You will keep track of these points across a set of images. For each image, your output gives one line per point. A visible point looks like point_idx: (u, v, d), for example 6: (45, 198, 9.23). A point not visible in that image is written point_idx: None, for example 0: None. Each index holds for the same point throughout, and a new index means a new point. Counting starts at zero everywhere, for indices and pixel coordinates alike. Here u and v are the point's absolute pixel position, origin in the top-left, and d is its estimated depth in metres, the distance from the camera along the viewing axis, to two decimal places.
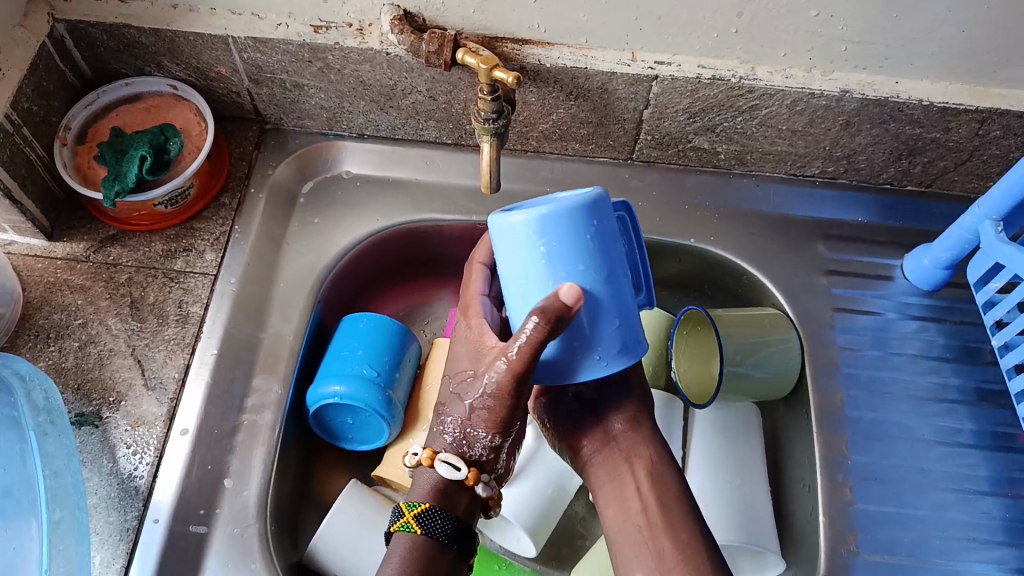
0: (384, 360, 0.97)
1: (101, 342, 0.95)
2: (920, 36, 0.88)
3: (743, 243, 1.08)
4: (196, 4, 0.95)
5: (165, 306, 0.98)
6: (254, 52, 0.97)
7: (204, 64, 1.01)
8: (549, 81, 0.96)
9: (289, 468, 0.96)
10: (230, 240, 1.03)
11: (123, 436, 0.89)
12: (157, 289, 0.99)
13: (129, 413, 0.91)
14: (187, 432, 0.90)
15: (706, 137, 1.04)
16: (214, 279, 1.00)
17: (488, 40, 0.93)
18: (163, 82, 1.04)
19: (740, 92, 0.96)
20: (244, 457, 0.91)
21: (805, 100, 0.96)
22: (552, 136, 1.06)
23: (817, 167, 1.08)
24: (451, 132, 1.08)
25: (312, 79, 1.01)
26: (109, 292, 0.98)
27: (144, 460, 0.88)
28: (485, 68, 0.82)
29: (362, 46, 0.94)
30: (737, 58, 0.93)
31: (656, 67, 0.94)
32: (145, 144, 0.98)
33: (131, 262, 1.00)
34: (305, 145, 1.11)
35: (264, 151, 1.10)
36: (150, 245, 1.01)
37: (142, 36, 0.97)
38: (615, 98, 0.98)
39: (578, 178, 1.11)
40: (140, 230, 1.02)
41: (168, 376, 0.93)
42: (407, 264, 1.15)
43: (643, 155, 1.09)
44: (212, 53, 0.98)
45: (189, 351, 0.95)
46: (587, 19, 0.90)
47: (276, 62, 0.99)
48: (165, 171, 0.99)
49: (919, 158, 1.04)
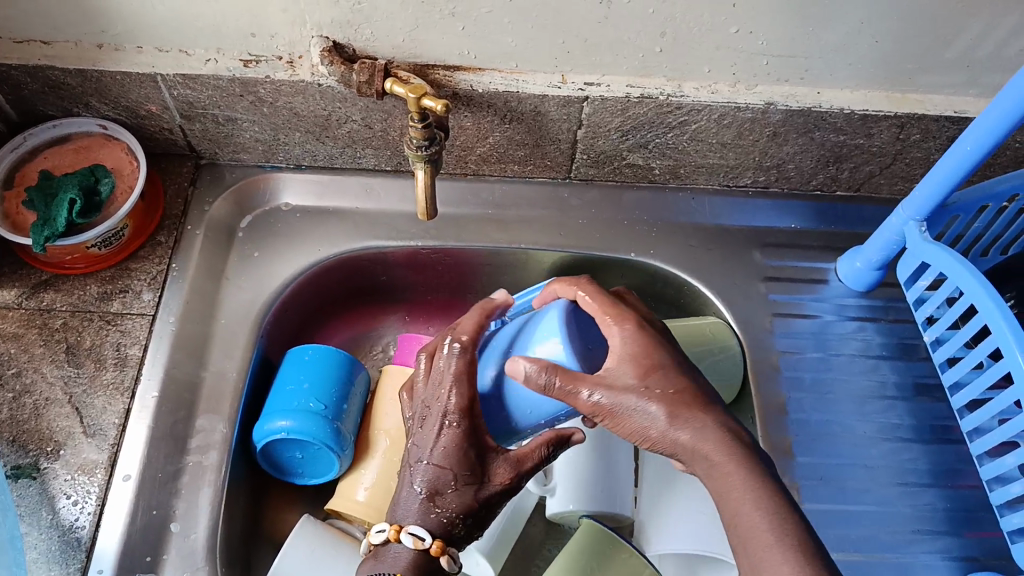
0: (331, 392, 0.96)
1: (36, 390, 0.93)
2: (836, 47, 0.91)
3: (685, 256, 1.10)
4: (122, 42, 0.93)
5: (102, 349, 0.95)
6: (184, 88, 0.97)
7: (133, 103, 1.00)
8: (482, 106, 0.97)
9: (238, 508, 0.94)
10: (168, 278, 1.01)
11: (63, 486, 0.87)
12: (94, 333, 0.96)
13: (68, 463, 0.88)
14: (129, 477, 0.88)
15: (640, 153, 1.06)
16: (152, 320, 0.98)
17: (419, 68, 0.94)
18: (91, 121, 1.02)
19: (668, 109, 0.98)
20: (189, 500, 0.89)
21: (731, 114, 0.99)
22: (489, 159, 1.07)
23: (750, 177, 1.10)
24: (390, 159, 1.08)
25: (244, 112, 1.01)
26: (43, 339, 0.96)
27: (86, 509, 0.86)
28: (414, 97, 0.84)
29: (293, 78, 0.94)
30: (661, 77, 0.96)
31: (586, 88, 0.96)
32: (74, 187, 0.96)
33: (65, 307, 0.98)
34: (244, 178, 1.10)
35: (200, 185, 1.09)
36: (85, 288, 0.99)
37: (68, 77, 0.96)
38: (549, 119, 1.00)
39: (519, 199, 1.12)
40: (75, 273, 1.00)
41: (108, 422, 0.91)
42: (350, 292, 1.15)
43: (580, 173, 1.10)
44: (141, 91, 0.98)
45: (127, 394, 0.93)
46: (516, 43, 0.91)
47: (206, 97, 0.98)
48: (96, 213, 0.98)
49: (845, 164, 1.07)
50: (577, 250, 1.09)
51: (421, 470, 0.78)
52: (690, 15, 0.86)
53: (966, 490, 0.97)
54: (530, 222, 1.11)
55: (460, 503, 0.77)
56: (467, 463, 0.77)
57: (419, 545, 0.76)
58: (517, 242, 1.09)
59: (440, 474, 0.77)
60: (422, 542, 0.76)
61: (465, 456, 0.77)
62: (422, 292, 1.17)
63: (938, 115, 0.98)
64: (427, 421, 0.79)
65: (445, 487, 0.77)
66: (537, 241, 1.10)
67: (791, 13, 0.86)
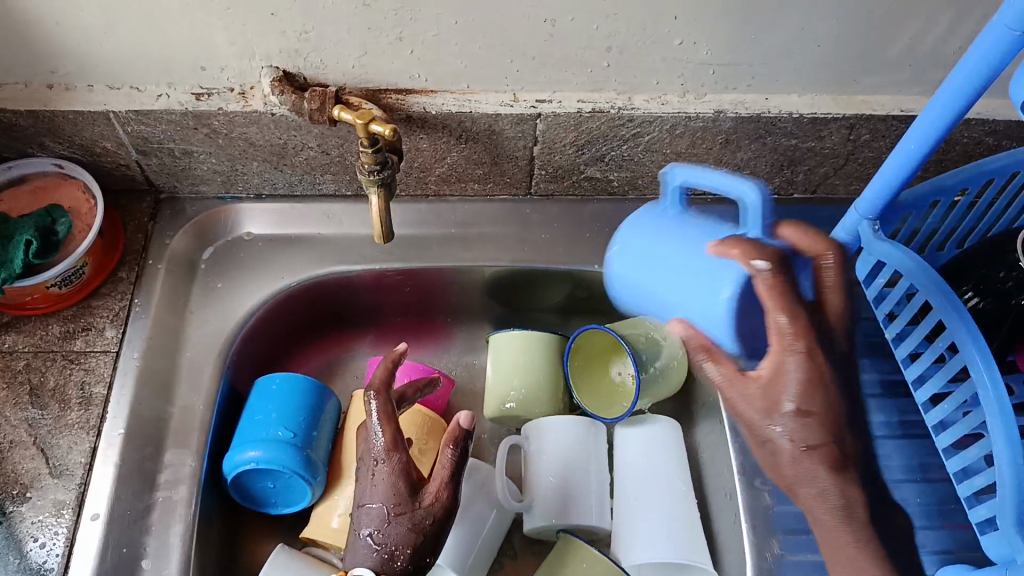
0: (300, 419, 0.96)
1: (2, 434, 0.92)
2: (786, 52, 0.93)
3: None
4: (73, 82, 0.94)
5: (66, 389, 0.95)
6: (137, 124, 0.97)
7: (88, 141, 1.00)
8: (437, 127, 0.98)
9: (211, 543, 0.93)
10: (130, 315, 1.01)
11: (31, 529, 0.86)
12: (58, 373, 0.96)
13: (36, 504, 0.87)
14: (98, 516, 0.87)
15: (597, 167, 1.07)
16: (116, 357, 0.97)
17: (371, 93, 0.94)
18: (48, 162, 1.02)
19: (623, 121, 0.99)
20: (160, 536, 0.88)
21: (687, 124, 1.00)
22: (448, 179, 1.08)
23: (709, 182, 1.11)
24: (349, 183, 1.08)
25: (200, 145, 1.01)
26: (7, 383, 0.95)
27: (55, 551, 0.85)
28: (362, 121, 0.84)
29: (246, 108, 0.94)
30: (614, 91, 0.97)
31: (538, 105, 0.97)
32: (30, 227, 0.96)
33: (28, 349, 0.97)
34: (206, 213, 1.10)
35: (161, 221, 1.08)
36: (47, 328, 0.99)
37: (20, 118, 0.95)
38: (504, 138, 1.00)
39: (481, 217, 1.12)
40: (36, 313, 0.99)
41: (74, 462, 0.90)
42: (315, 319, 1.15)
43: (538, 188, 1.11)
44: (95, 129, 0.97)
45: (93, 432, 0.92)
46: (466, 64, 0.92)
47: (161, 132, 0.98)
48: (54, 253, 0.97)
49: (801, 167, 1.09)
50: (540, 264, 1.10)
51: (360, 511, 0.81)
52: (633, 29, 0.88)
53: (939, 483, 0.99)
54: (492, 239, 1.11)
55: (398, 535, 0.79)
56: (399, 495, 0.80)
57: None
58: (479, 259, 1.09)
59: (375, 507, 0.81)
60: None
61: (396, 488, 0.81)
62: (389, 314, 1.18)
63: (886, 115, 1.00)
64: (361, 473, 0.84)
65: (383, 522, 0.80)
66: (500, 257, 1.10)
67: (734, 17, 0.87)
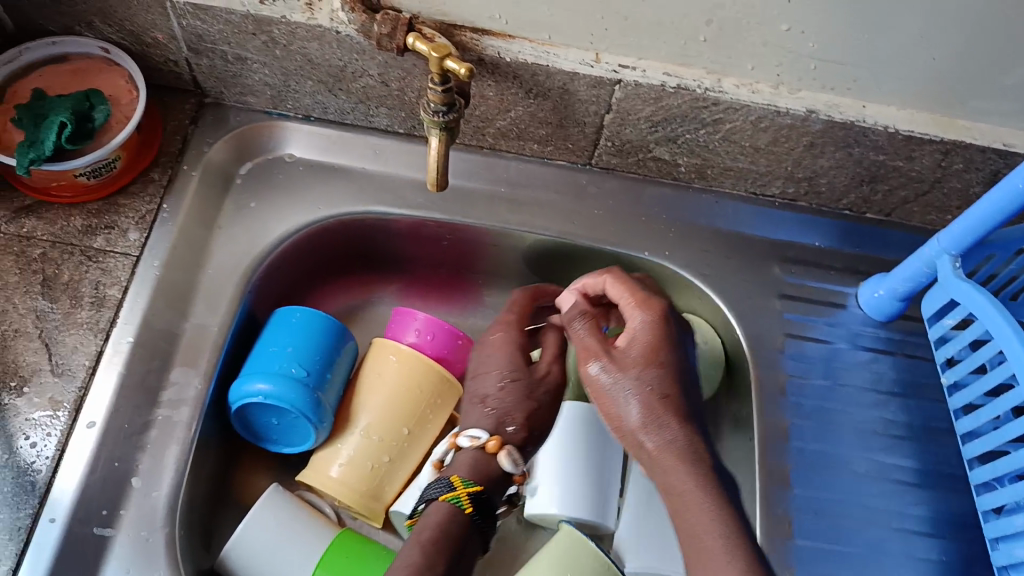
0: (320, 343, 0.61)
1: (4, 318, 0.55)
2: (892, 56, 0.53)
3: (748, 252, 0.67)
4: None
5: (80, 289, 0.56)
6: (196, 20, 0.55)
7: (144, 31, 0.57)
8: (506, 79, 0.58)
9: (209, 472, 0.59)
10: (158, 221, 0.60)
11: (26, 429, 0.52)
12: (74, 269, 0.57)
13: (46, 349, 0.54)
14: (90, 427, 0.53)
15: (677, 149, 0.63)
16: (138, 262, 0.58)
17: (444, 26, 0.54)
18: (92, 43, 0.59)
19: (708, 102, 0.58)
20: (159, 453, 0.54)
21: (774, 121, 0.58)
22: (503, 132, 0.64)
23: (781, 188, 0.66)
24: (404, 121, 0.63)
25: (255, 53, 0.58)
26: (21, 266, 0.57)
27: (48, 446, 0.52)
28: (433, 53, 0.45)
29: (310, 23, 0.54)
30: (704, 67, 0.56)
31: (620, 70, 0.56)
32: (63, 112, 0.56)
33: (44, 240, 0.58)
34: (244, 126, 0.64)
35: (203, 123, 0.64)
36: (67, 221, 0.58)
37: None
38: (579, 108, 0.60)
39: (542, 186, 0.67)
40: (65, 202, 0.59)
41: (76, 363, 0.54)
42: (317, 259, 0.68)
43: (603, 162, 0.67)
44: (149, 17, 0.56)
45: (102, 333, 0.55)
46: (551, 8, 0.53)
47: (217, 32, 0.56)
48: (91, 140, 0.57)
49: (877, 186, 0.64)
50: None
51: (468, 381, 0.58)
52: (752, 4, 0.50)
53: None
54: None
55: (513, 396, 0.56)
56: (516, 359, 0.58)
57: (478, 443, 0.55)
58: None
59: (488, 370, 0.58)
60: (480, 439, 0.55)
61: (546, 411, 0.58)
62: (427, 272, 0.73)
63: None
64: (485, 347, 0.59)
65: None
66: (554, 227, 0.66)
67: None
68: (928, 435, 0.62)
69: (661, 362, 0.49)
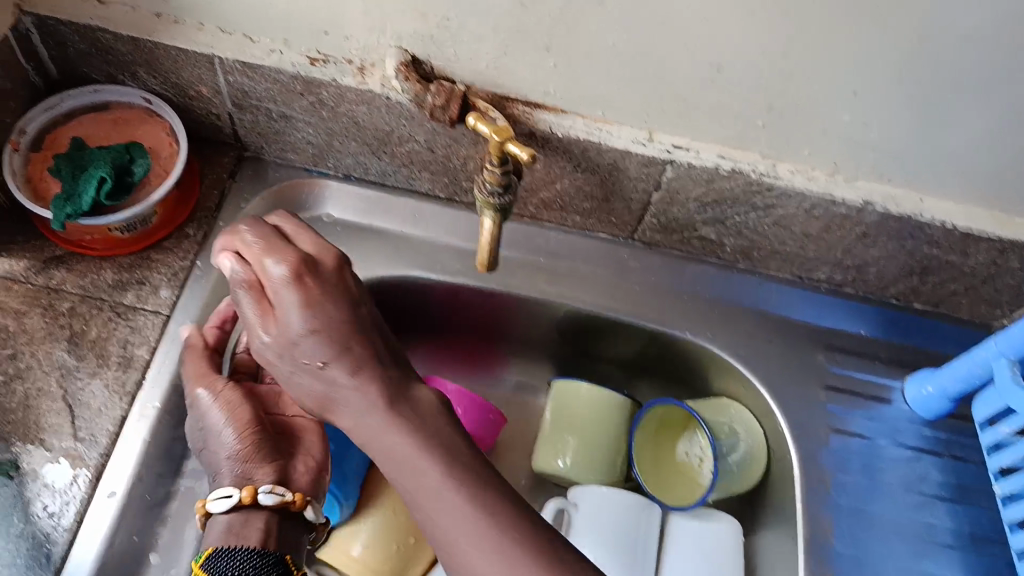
0: None
1: (27, 375, 0.53)
2: (956, 153, 0.52)
3: (792, 337, 0.65)
4: (181, 14, 0.52)
5: (109, 347, 0.55)
6: (243, 77, 0.54)
7: (190, 86, 0.56)
8: (555, 153, 0.56)
9: None
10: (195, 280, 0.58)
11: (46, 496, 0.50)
12: (105, 325, 0.55)
13: (68, 411, 0.52)
14: (111, 496, 0.50)
15: (724, 230, 0.62)
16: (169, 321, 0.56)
17: (497, 98, 0.53)
18: (135, 93, 0.58)
19: (762, 188, 0.56)
20: None
21: (828, 210, 0.57)
22: (546, 202, 0.63)
23: (828, 274, 0.64)
24: (446, 186, 0.62)
25: (301, 112, 0.57)
26: (50, 320, 0.55)
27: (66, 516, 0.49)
28: (495, 136, 0.43)
29: (360, 87, 0.53)
30: (760, 152, 0.55)
31: (672, 150, 0.54)
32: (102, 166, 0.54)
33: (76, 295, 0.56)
34: (285, 182, 0.63)
35: (242, 178, 0.63)
36: (100, 274, 0.57)
37: (121, 44, 0.54)
38: (628, 185, 0.58)
39: (582, 258, 0.65)
40: (96, 254, 0.57)
41: (101, 427, 0.52)
42: None
43: (646, 237, 0.65)
44: (196, 72, 0.55)
45: (126, 396, 0.53)
46: (607, 86, 0.51)
47: (264, 91, 0.55)
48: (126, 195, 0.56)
49: (928, 278, 0.62)
50: None
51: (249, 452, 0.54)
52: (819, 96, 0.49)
53: None
54: None
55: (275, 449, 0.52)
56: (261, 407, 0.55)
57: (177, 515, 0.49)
58: None
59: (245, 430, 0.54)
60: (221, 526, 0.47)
61: (324, 448, 0.54)
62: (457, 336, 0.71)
63: None
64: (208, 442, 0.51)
65: (305, 461, 0.52)
66: (592, 301, 0.64)
67: None
68: (974, 542, 0.59)
69: (329, 298, 0.48)
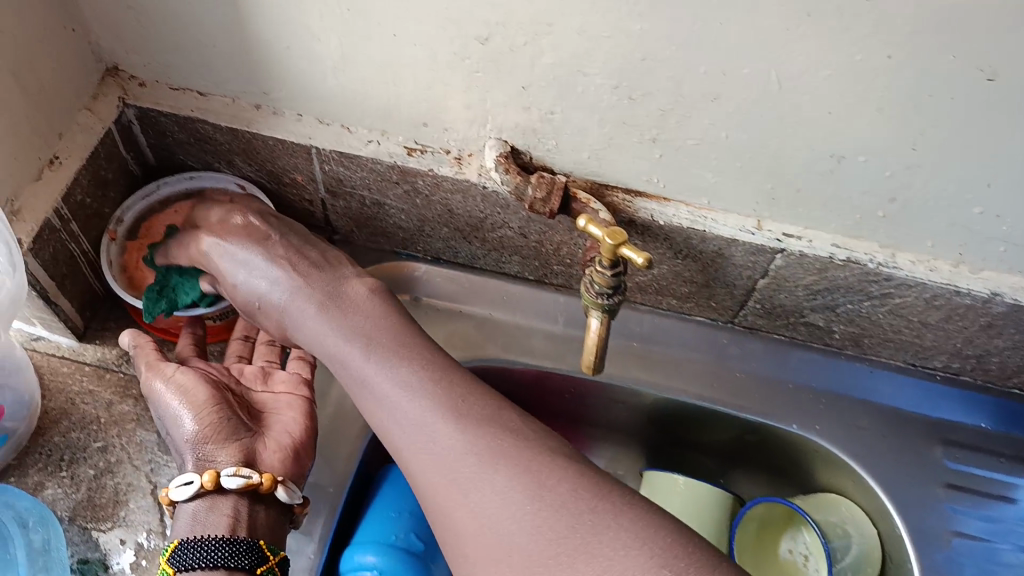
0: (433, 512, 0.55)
1: (119, 470, 0.53)
2: None
3: (903, 429, 0.61)
4: (280, 105, 0.52)
5: None
6: (339, 165, 0.54)
7: (285, 172, 0.56)
8: (656, 240, 0.54)
9: None
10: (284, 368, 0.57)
11: None
12: None
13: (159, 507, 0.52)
14: None
15: (832, 317, 0.58)
16: None
17: (596, 186, 0.51)
18: (229, 180, 0.58)
19: (878, 277, 0.53)
20: None
21: (950, 300, 0.53)
22: (641, 286, 0.60)
23: (943, 362, 0.60)
24: (536, 269, 0.60)
25: (395, 199, 0.56)
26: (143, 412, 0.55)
27: None
28: (608, 240, 0.42)
29: (458, 177, 0.52)
30: (876, 241, 0.51)
31: (784, 238, 0.52)
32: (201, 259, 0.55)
33: None
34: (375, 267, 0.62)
35: None
36: None
37: (220, 134, 0.54)
38: (731, 272, 0.56)
39: (678, 342, 0.63)
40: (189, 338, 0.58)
41: None
42: None
43: (747, 322, 0.62)
44: (292, 160, 0.54)
45: None
46: (716, 175, 0.49)
47: (359, 178, 0.54)
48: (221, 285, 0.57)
49: None
50: None
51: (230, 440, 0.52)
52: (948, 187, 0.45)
53: None
54: None
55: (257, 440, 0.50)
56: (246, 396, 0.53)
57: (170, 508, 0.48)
58: None
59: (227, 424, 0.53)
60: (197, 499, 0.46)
61: (304, 428, 0.52)
62: None
63: None
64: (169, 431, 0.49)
65: (275, 442, 0.50)
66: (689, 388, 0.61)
67: None
68: None
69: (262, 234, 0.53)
